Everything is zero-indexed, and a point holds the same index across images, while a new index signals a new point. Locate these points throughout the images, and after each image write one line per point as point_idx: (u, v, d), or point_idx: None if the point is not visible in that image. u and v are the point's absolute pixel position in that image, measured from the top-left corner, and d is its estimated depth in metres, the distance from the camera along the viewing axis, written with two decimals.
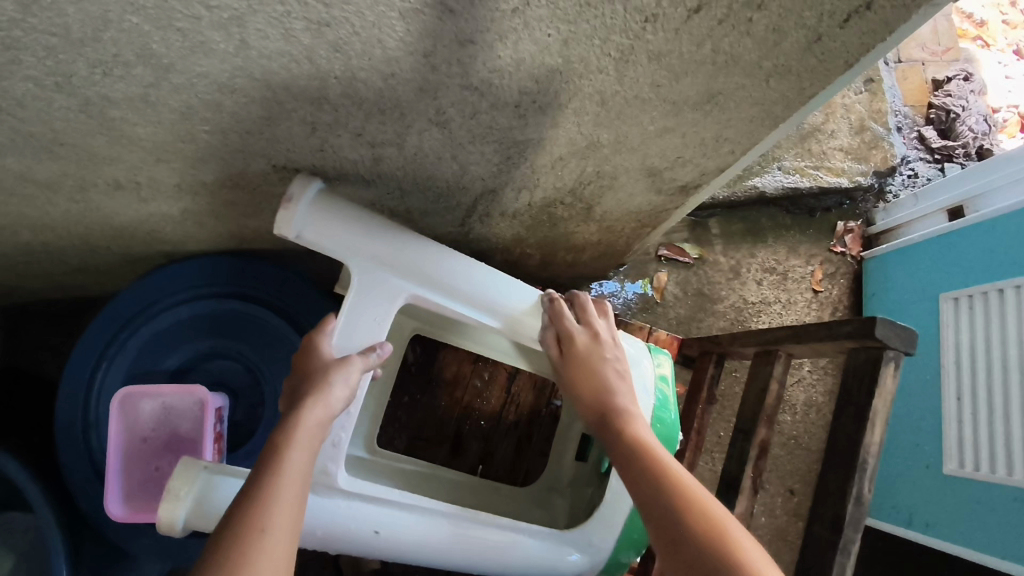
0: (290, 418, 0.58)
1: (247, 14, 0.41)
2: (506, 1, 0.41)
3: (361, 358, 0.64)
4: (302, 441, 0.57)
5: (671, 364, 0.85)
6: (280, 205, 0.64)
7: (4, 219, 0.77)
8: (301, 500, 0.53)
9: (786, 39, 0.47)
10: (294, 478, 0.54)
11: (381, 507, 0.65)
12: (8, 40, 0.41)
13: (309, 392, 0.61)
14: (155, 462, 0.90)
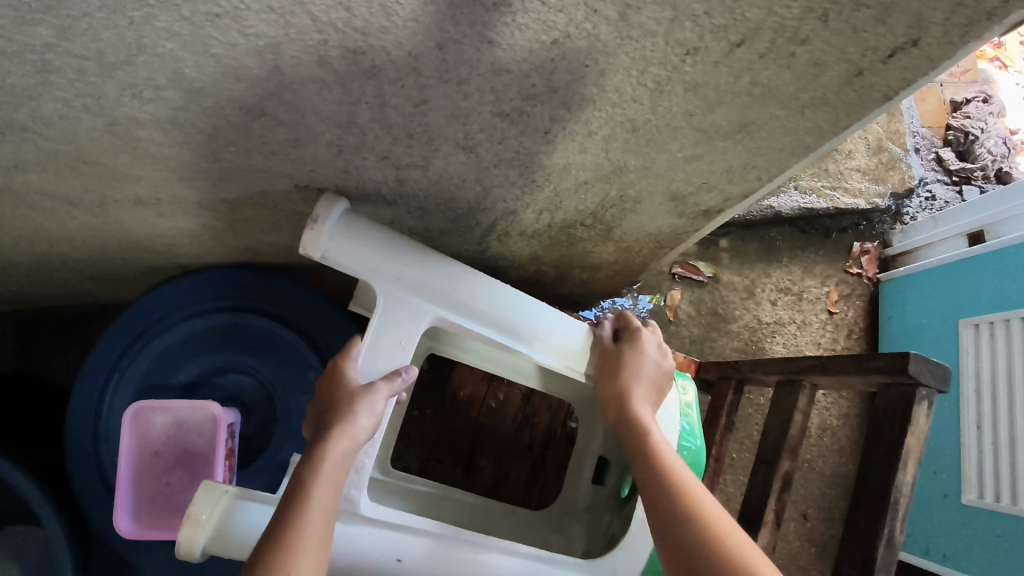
0: (316, 451, 0.60)
1: (283, 42, 0.40)
2: (547, 33, 0.40)
3: (386, 385, 0.65)
4: (326, 475, 0.58)
5: (694, 391, 0.86)
6: (307, 226, 0.64)
7: (23, 231, 0.77)
8: (326, 536, 0.55)
9: (827, 73, 0.47)
10: (320, 513, 0.55)
11: (404, 534, 0.65)
12: (40, 62, 0.41)
13: (333, 424, 0.62)
14: (166, 476, 0.89)
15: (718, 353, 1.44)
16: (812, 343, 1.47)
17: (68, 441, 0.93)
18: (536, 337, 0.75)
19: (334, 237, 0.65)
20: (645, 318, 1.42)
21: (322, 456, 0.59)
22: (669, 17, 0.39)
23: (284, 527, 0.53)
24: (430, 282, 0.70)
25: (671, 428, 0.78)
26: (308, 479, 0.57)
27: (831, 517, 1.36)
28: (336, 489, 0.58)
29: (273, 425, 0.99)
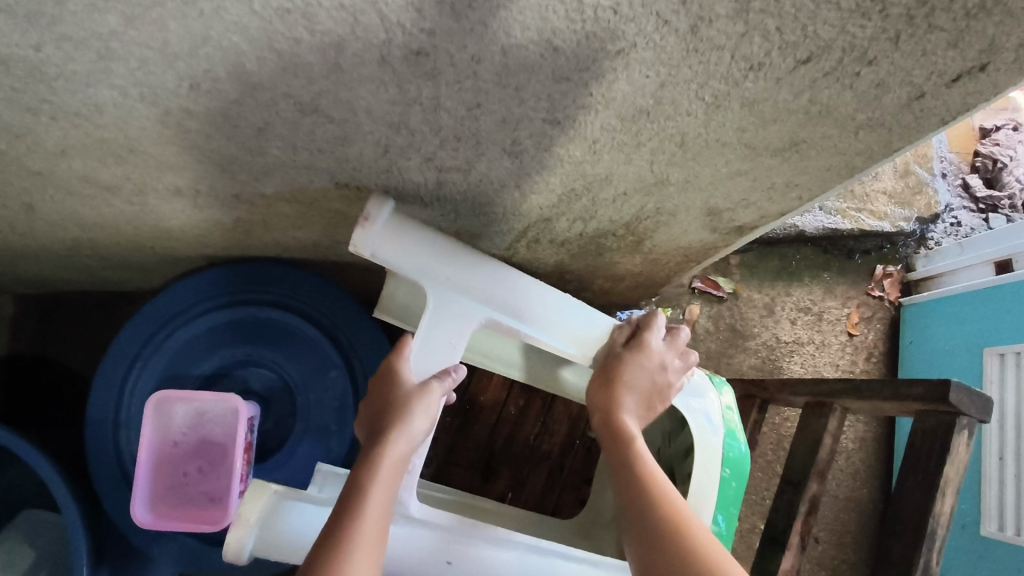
0: (376, 451, 0.64)
1: (348, 40, 0.40)
2: (615, 42, 0.39)
3: (439, 385, 0.68)
4: (383, 481, 0.62)
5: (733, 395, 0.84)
6: (359, 223, 0.66)
7: (59, 216, 0.77)
8: (381, 537, 0.59)
9: (888, 95, 0.46)
10: (377, 515, 0.60)
11: (453, 537, 0.67)
12: (104, 50, 0.41)
13: (386, 429, 0.65)
14: (183, 467, 0.89)
15: (734, 370, 1.43)
16: (829, 364, 1.46)
17: (87, 425, 0.93)
18: (576, 338, 0.76)
19: (383, 237, 0.67)
20: None
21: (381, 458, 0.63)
22: (738, 33, 0.39)
23: (343, 530, 0.57)
24: (478, 284, 0.72)
25: (715, 436, 0.77)
26: (365, 484, 0.61)
27: (843, 541, 1.34)
28: (390, 494, 0.62)
29: (291, 421, 0.99)
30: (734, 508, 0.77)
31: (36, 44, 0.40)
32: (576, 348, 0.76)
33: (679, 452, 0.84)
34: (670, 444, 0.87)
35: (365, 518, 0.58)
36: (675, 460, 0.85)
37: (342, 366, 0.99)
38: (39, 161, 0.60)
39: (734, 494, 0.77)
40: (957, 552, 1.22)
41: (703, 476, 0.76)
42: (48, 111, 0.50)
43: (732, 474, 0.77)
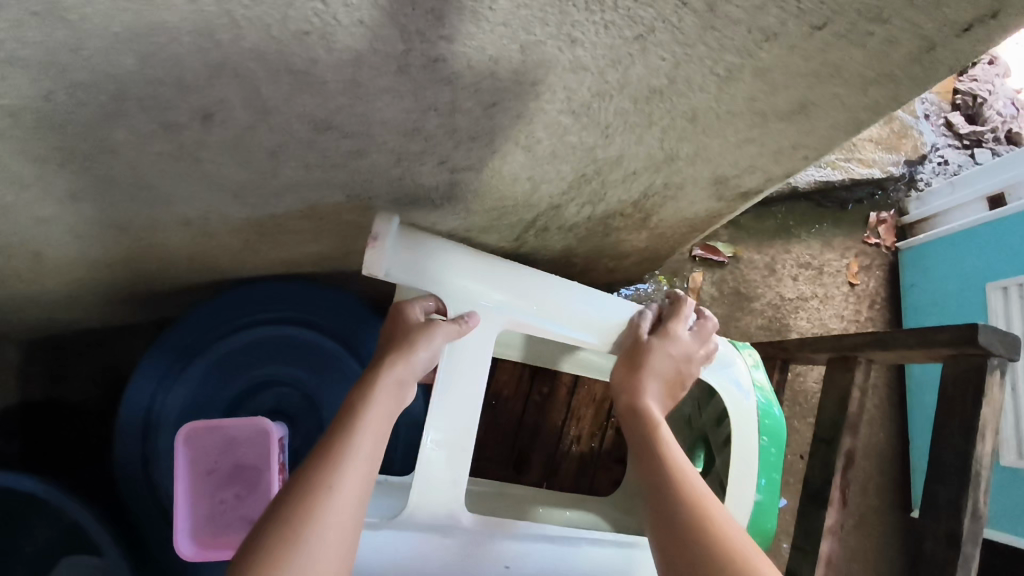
0: (372, 377, 0.63)
1: (367, 55, 0.39)
2: (633, 29, 0.39)
3: (447, 328, 0.66)
4: (381, 399, 0.61)
5: (756, 356, 0.86)
6: (368, 245, 0.67)
7: (64, 260, 0.76)
8: (377, 452, 0.58)
9: (898, 50, 0.46)
10: (371, 432, 0.58)
11: (511, 543, 0.69)
12: (118, 90, 0.40)
13: (390, 356, 0.65)
14: (221, 495, 0.86)
15: (743, 333, 1.45)
16: (834, 315, 1.48)
17: (119, 466, 0.94)
18: (628, 336, 0.77)
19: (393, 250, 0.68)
20: None
21: (379, 381, 0.62)
22: (756, 6, 0.39)
23: (337, 438, 0.56)
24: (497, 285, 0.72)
25: (747, 406, 0.79)
26: (364, 401, 0.60)
27: (867, 486, 1.37)
28: (388, 414, 0.61)
29: (318, 436, 0.97)
30: (776, 474, 0.78)
31: (49, 93, 0.40)
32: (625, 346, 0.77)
33: (712, 420, 0.86)
34: (700, 415, 0.89)
35: (358, 431, 0.57)
36: (707, 428, 0.86)
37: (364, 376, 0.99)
38: (46, 209, 0.59)
39: (775, 460, 0.79)
40: (1003, 500, 1.20)
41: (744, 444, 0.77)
42: (58, 157, 0.49)
43: (772, 436, 0.79)
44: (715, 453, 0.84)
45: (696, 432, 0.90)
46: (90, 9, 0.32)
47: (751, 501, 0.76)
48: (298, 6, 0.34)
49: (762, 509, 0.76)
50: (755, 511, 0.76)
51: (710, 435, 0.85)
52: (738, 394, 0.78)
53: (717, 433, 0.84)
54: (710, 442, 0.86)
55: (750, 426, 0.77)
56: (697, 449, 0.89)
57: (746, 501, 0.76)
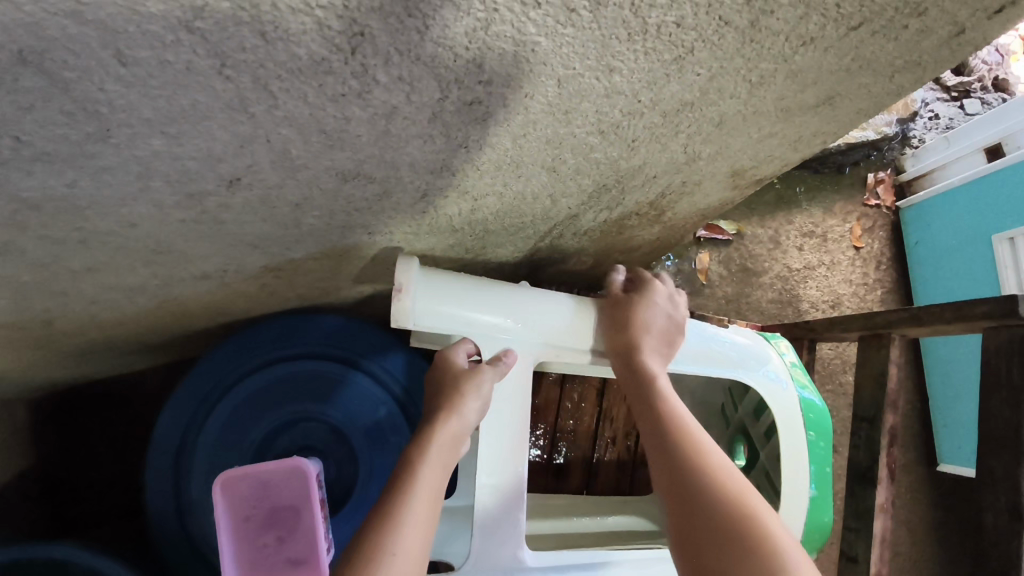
0: (426, 433, 0.63)
1: (401, 107, 0.38)
2: (672, 51, 0.38)
3: (491, 369, 0.67)
4: (437, 456, 0.61)
5: (788, 346, 0.89)
6: (392, 297, 0.64)
7: (77, 325, 0.74)
8: (434, 512, 0.57)
9: (930, 38, 0.45)
10: (429, 491, 0.57)
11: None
12: (144, 170, 0.38)
13: (439, 411, 0.65)
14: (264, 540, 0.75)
15: (755, 308, 1.45)
16: (843, 281, 1.49)
17: (154, 520, 0.93)
18: None
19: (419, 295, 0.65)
20: (680, 287, 1.42)
21: (432, 437, 0.62)
22: (798, 16, 0.37)
23: (395, 499, 0.55)
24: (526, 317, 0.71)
25: (790, 396, 0.82)
26: (419, 458, 0.60)
27: None
28: (442, 472, 0.60)
29: (353, 467, 0.95)
30: (827, 467, 0.82)
31: (72, 181, 0.37)
32: None
33: (749, 414, 0.91)
34: (737, 409, 0.94)
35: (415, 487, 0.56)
36: (746, 422, 0.92)
37: (391, 401, 0.98)
38: (63, 284, 0.57)
39: (825, 452, 0.82)
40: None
41: (791, 441, 0.80)
42: (78, 237, 0.47)
43: (815, 429, 0.82)
44: (756, 445, 0.89)
45: (734, 426, 0.96)
46: (121, 100, 0.30)
47: (806, 499, 0.79)
48: (338, 72, 0.32)
49: (817, 505, 0.80)
50: (811, 507, 0.80)
51: (750, 428, 0.91)
52: (779, 389, 0.82)
53: (757, 426, 0.89)
54: (750, 435, 0.91)
55: (795, 423, 0.81)
56: (736, 443, 0.95)
57: (801, 497, 0.79)
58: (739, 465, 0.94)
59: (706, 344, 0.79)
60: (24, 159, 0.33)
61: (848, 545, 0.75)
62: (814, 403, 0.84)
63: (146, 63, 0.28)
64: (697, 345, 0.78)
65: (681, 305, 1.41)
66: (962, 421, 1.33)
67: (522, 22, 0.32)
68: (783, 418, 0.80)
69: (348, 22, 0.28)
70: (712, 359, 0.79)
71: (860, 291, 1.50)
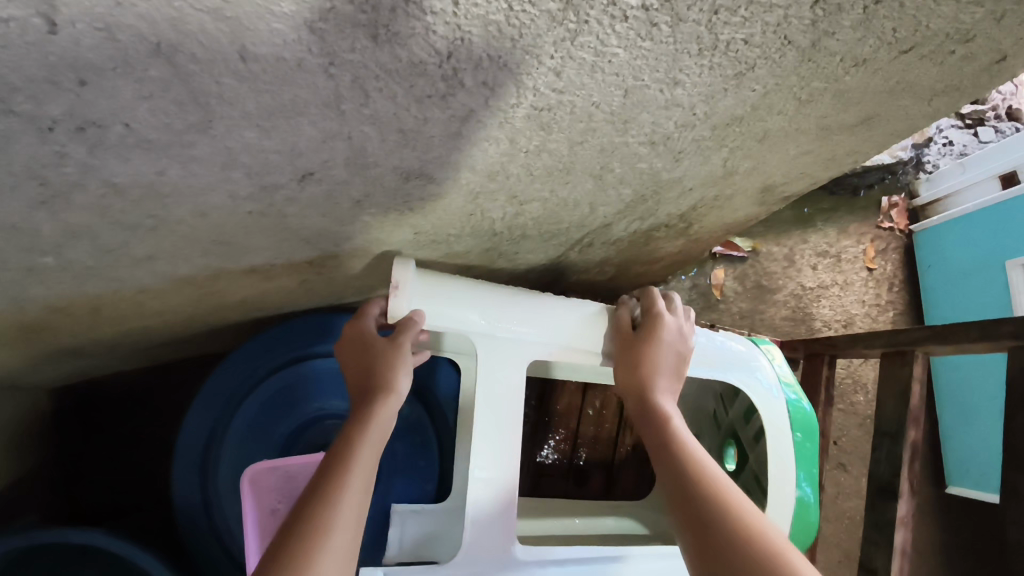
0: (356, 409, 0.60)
1: (477, 110, 0.40)
2: (734, 67, 0.40)
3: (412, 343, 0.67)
4: (378, 424, 0.59)
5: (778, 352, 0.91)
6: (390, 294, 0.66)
7: (120, 314, 0.76)
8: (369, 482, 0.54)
9: (972, 64, 0.47)
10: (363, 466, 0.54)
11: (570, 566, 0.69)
12: (230, 161, 0.40)
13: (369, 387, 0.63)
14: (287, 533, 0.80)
15: (768, 325, 1.47)
16: (856, 301, 1.51)
17: (178, 509, 0.94)
18: None
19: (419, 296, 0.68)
20: (695, 301, 1.44)
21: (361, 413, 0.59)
22: (856, 38, 0.40)
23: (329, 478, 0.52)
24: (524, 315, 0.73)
25: (777, 401, 0.83)
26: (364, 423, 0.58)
27: None
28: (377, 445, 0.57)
29: None
30: (814, 467, 0.84)
31: (161, 169, 0.39)
32: None
33: (739, 416, 0.92)
34: (728, 413, 0.96)
35: (356, 456, 0.54)
36: (736, 425, 0.93)
37: None
38: (121, 270, 0.59)
39: (810, 451, 0.84)
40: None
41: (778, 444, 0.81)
42: (149, 225, 0.49)
43: (804, 430, 0.84)
44: (745, 448, 0.90)
45: (725, 429, 0.97)
46: (231, 93, 0.32)
47: (794, 498, 0.80)
48: (430, 74, 0.34)
49: (805, 503, 0.81)
50: (799, 506, 0.81)
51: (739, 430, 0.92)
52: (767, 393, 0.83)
53: (746, 429, 0.90)
54: (740, 439, 0.92)
55: (783, 428, 0.82)
56: (727, 446, 0.96)
57: (788, 497, 0.80)
58: (730, 469, 0.95)
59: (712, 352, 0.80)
60: (127, 145, 0.35)
61: (869, 558, 0.77)
62: (803, 407, 0.85)
63: (264, 59, 0.30)
64: (704, 352, 0.79)
65: (696, 319, 1.43)
66: (971, 445, 1.34)
67: (607, 34, 0.34)
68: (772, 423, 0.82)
69: (453, 27, 0.31)
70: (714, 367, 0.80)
71: (873, 312, 1.52)
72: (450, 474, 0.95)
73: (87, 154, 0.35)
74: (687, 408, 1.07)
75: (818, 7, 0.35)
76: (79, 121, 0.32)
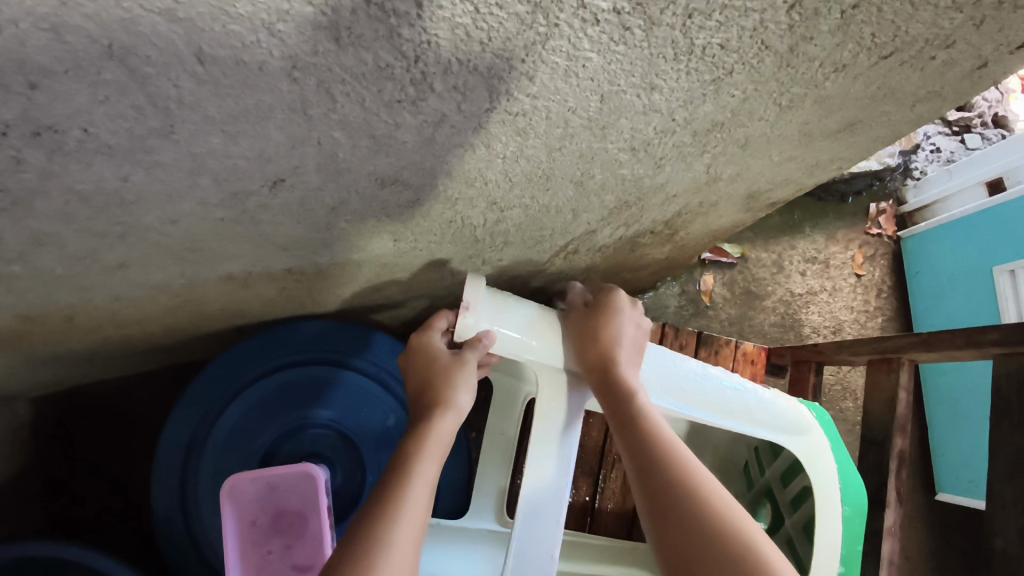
0: (420, 429, 0.62)
1: (450, 115, 0.39)
2: (712, 73, 0.40)
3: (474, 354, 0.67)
4: (432, 454, 0.59)
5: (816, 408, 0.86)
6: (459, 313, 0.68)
7: (96, 322, 0.74)
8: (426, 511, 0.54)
9: (952, 69, 0.47)
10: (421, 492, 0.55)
11: None
12: (197, 166, 0.39)
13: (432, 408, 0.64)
14: (268, 545, 0.78)
15: (757, 331, 1.46)
16: (845, 307, 1.51)
17: (157, 521, 0.93)
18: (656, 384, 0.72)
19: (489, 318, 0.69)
20: (684, 307, 1.43)
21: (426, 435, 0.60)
22: (835, 43, 0.39)
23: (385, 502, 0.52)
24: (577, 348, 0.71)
25: (823, 456, 0.77)
26: (414, 457, 0.57)
27: None
28: (432, 480, 0.57)
29: (362, 475, 0.96)
30: (859, 546, 0.75)
31: (126, 175, 0.38)
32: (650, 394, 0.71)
33: (777, 478, 0.86)
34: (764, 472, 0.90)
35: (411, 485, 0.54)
36: (772, 486, 0.87)
37: (400, 410, 0.99)
38: (93, 278, 0.58)
39: (860, 529, 0.75)
40: None
41: (826, 516, 0.74)
42: (118, 232, 0.48)
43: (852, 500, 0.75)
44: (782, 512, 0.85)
45: (759, 487, 0.92)
46: (192, 98, 0.31)
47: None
48: (398, 78, 0.33)
49: None
50: None
51: (777, 494, 0.86)
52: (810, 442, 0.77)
53: (784, 493, 0.84)
54: (776, 500, 0.87)
55: (832, 495, 0.74)
56: (760, 505, 0.92)
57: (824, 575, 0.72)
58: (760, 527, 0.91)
59: (718, 393, 0.74)
60: (88, 150, 0.34)
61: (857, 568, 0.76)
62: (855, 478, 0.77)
63: (223, 62, 0.29)
64: (707, 393, 0.73)
65: (685, 325, 1.42)
66: (960, 452, 1.34)
67: (579, 37, 0.33)
68: (821, 487, 0.74)
69: (419, 31, 0.30)
70: (724, 411, 0.75)
71: (861, 318, 1.52)
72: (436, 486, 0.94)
73: (45, 160, 0.34)
74: (715, 461, 1.02)
75: (795, 12, 0.35)
76: (33, 126, 0.31)
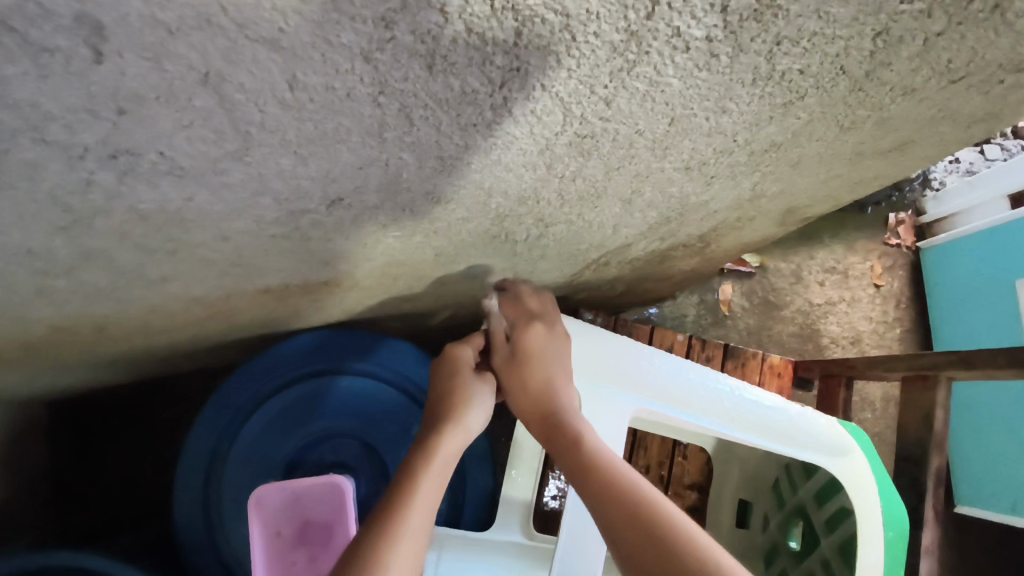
0: (432, 438, 0.62)
1: (519, 138, 0.38)
2: (784, 97, 0.39)
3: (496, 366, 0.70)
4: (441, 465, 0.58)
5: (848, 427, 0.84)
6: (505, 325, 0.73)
7: (126, 332, 0.73)
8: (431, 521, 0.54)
9: (1017, 93, 0.46)
10: (427, 499, 0.54)
11: None
12: (262, 186, 0.38)
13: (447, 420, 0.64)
14: (291, 556, 0.77)
15: (776, 341, 1.46)
16: (864, 318, 1.51)
17: (180, 533, 0.92)
18: (693, 403, 0.73)
19: None
20: (703, 317, 1.43)
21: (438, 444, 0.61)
22: (910, 69, 0.38)
23: (395, 506, 0.52)
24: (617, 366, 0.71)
25: (864, 476, 0.76)
26: (423, 467, 0.57)
27: None
28: (435, 494, 0.56)
29: (385, 485, 0.95)
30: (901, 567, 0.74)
31: (190, 196, 0.38)
32: (690, 413, 0.72)
33: (812, 498, 0.87)
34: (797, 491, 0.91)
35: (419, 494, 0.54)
36: (807, 506, 0.88)
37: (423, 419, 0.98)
38: (134, 291, 0.57)
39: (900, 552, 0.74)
40: None
41: (866, 537, 0.73)
42: (169, 248, 0.47)
43: (894, 523, 0.75)
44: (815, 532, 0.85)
45: (791, 507, 0.92)
46: (274, 122, 0.31)
47: None
48: (479, 103, 0.33)
49: None
50: None
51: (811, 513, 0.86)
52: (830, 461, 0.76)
53: (819, 513, 0.85)
54: (810, 519, 0.87)
55: (872, 515, 0.74)
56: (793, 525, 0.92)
57: None
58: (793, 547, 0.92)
59: (753, 411, 0.74)
60: (160, 172, 0.33)
61: None
62: (895, 500, 0.76)
63: (313, 88, 0.28)
64: (742, 410, 0.74)
65: (704, 336, 1.42)
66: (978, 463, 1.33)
67: (664, 64, 0.32)
68: (864, 514, 0.74)
69: (511, 57, 0.29)
70: (764, 431, 0.75)
71: (880, 329, 1.51)
72: (463, 498, 0.93)
73: (115, 182, 0.33)
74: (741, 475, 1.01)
75: (879, 39, 0.34)
76: (112, 149, 0.30)
